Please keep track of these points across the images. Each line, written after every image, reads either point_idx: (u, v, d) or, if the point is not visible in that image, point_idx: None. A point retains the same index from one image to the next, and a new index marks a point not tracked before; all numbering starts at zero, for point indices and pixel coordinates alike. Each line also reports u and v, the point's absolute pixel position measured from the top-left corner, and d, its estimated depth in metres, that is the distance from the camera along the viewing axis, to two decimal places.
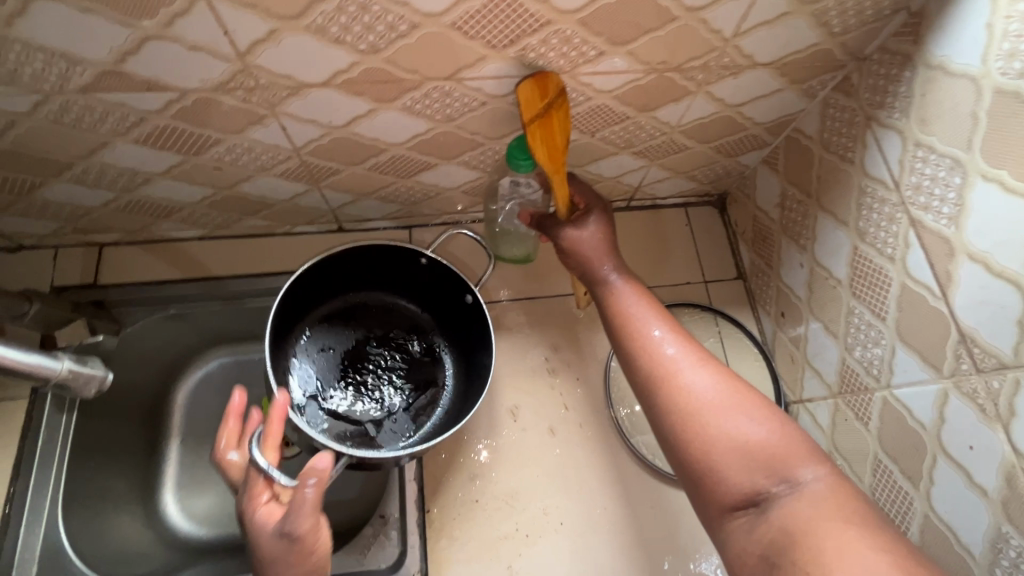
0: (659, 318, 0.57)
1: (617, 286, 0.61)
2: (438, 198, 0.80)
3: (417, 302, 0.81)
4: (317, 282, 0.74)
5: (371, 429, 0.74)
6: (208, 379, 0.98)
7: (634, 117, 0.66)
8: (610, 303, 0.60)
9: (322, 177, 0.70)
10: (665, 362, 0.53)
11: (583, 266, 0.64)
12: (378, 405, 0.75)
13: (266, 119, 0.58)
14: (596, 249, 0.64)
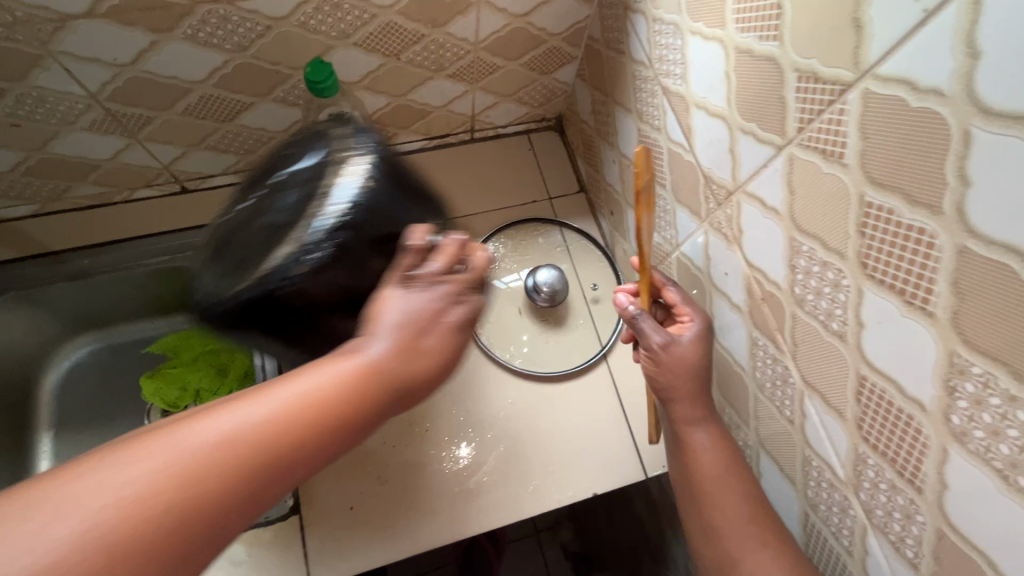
0: (735, 475, 0.55)
1: (689, 426, 0.58)
2: (275, 145, 0.81)
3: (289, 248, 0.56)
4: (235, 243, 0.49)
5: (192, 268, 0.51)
6: (79, 366, 0.97)
7: (429, 35, 0.70)
8: (693, 466, 0.57)
9: (136, 127, 0.71)
10: (738, 550, 0.52)
11: (668, 405, 0.59)
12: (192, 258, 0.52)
13: (44, 61, 0.60)
14: (682, 388, 0.58)
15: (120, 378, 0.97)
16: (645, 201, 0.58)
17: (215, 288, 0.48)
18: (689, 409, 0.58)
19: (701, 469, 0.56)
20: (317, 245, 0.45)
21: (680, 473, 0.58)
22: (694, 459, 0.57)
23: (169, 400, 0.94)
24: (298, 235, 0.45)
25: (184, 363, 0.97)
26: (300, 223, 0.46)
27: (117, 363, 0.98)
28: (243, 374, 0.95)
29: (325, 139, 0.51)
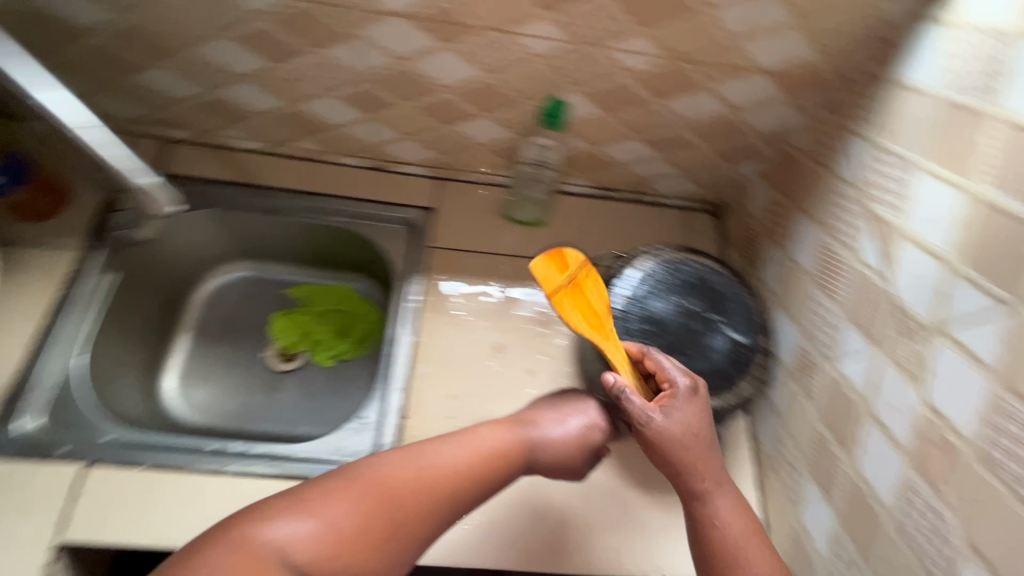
0: (755, 542, 0.58)
1: (708, 496, 0.61)
2: (471, 153, 0.90)
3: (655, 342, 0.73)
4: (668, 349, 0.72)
5: (649, 316, 0.74)
6: (226, 287, 1.07)
7: (649, 102, 0.77)
8: (705, 535, 0.59)
9: (376, 107, 0.81)
10: None
11: (672, 475, 0.63)
12: (648, 317, 0.73)
13: (345, 38, 0.70)
14: (683, 459, 0.62)
15: (256, 308, 1.06)
16: (575, 284, 0.68)
17: (630, 350, 0.71)
18: (699, 479, 0.61)
19: (729, 538, 0.58)
20: None
21: (695, 545, 0.60)
22: (714, 532, 0.59)
23: (288, 341, 1.04)
24: (690, 376, 0.70)
25: (312, 314, 1.07)
26: (688, 326, 0.73)
27: (257, 293, 1.08)
28: (358, 341, 1.05)
29: (750, 328, 0.73)
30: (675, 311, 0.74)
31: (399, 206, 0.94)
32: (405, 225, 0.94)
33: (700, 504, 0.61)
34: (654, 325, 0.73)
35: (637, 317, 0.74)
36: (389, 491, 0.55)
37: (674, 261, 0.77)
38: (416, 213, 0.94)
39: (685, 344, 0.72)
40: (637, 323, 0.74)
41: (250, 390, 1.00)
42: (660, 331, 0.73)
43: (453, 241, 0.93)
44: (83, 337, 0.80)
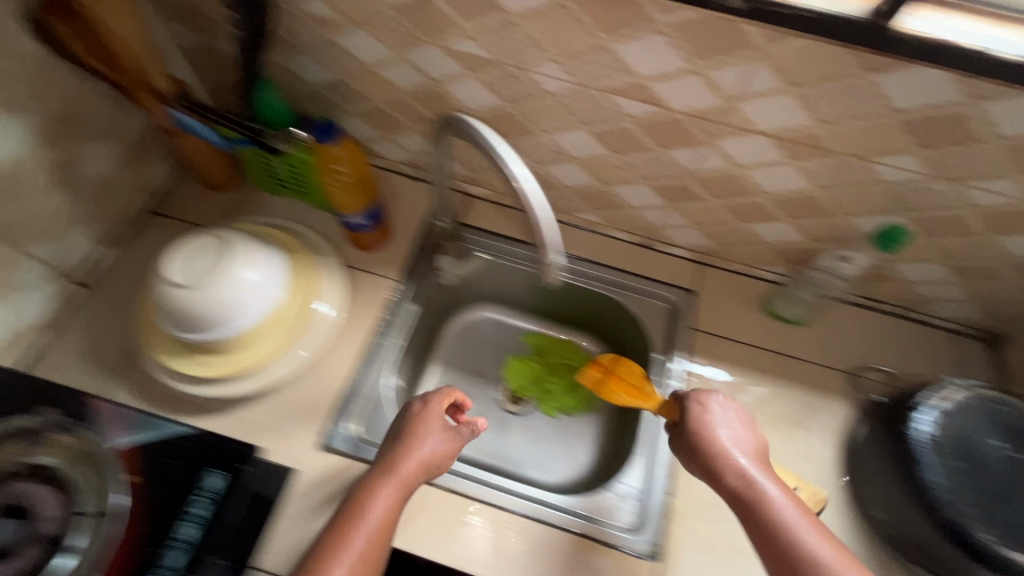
0: (827, 543, 0.59)
1: (796, 529, 0.60)
2: (749, 248, 0.94)
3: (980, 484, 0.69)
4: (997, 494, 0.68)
5: (968, 453, 0.71)
6: (471, 324, 1.18)
7: (979, 235, 0.76)
8: (800, 551, 0.58)
9: (683, 198, 0.88)
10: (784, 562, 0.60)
11: (748, 507, 0.63)
12: (966, 454, 0.71)
13: (697, 144, 0.77)
14: (762, 481, 0.64)
15: (494, 348, 1.17)
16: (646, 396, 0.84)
17: (943, 484, 0.69)
18: (775, 492, 0.63)
19: (801, 539, 0.59)
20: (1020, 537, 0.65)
21: (768, 551, 0.60)
22: (785, 529, 0.60)
23: (520, 386, 1.13)
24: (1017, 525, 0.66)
25: (543, 364, 1.14)
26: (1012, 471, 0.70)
27: (496, 335, 1.18)
28: (584, 400, 1.11)
29: None
30: (994, 453, 0.71)
31: (663, 284, 0.99)
32: (666, 304, 0.98)
33: (769, 503, 0.62)
34: (976, 464, 0.70)
35: (954, 453, 0.71)
36: (378, 530, 0.65)
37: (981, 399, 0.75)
38: (678, 293, 0.99)
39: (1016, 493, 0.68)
40: (957, 459, 0.71)
41: (484, 425, 1.09)
42: (984, 473, 0.70)
43: (714, 327, 0.97)
44: (390, 354, 0.92)
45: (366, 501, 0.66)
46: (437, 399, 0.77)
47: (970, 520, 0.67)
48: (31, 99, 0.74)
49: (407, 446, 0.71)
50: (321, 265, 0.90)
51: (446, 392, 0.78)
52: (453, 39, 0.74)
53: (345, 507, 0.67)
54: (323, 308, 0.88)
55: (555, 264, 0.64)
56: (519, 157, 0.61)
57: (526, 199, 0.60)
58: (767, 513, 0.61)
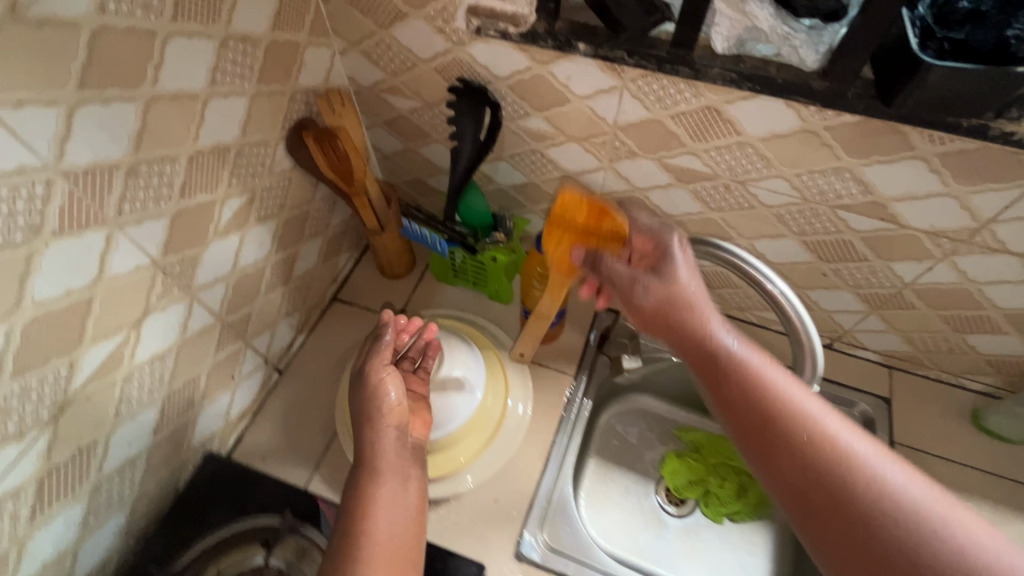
0: (894, 464, 0.49)
1: (781, 384, 0.55)
2: (955, 355, 0.88)
3: None
4: None
5: None
6: (624, 414, 1.15)
7: None
8: (837, 453, 0.50)
9: (890, 306, 0.84)
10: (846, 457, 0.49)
11: (783, 418, 0.53)
12: None
13: (929, 259, 0.74)
14: (771, 372, 0.56)
15: (648, 441, 1.12)
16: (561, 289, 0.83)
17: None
18: (800, 396, 0.54)
19: (841, 441, 0.50)
20: None
21: (801, 468, 0.50)
22: (805, 440, 0.51)
23: (680, 485, 1.06)
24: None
25: (704, 463, 1.08)
26: None
27: (649, 427, 1.14)
28: (755, 506, 1.04)
29: None
30: None
31: (853, 389, 0.94)
32: (859, 412, 0.93)
33: (796, 412, 0.53)
34: None
35: None
36: (389, 513, 0.62)
37: None
38: (871, 400, 0.93)
39: None
40: None
41: (645, 526, 1.04)
42: None
43: (916, 440, 0.90)
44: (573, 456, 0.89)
45: (376, 488, 0.63)
46: (389, 330, 0.76)
47: None
48: (273, 208, 0.80)
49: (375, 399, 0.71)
50: (510, 361, 0.94)
51: (395, 324, 0.76)
52: (674, 155, 0.76)
53: (347, 506, 0.62)
54: (515, 407, 0.90)
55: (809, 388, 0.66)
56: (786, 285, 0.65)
57: (796, 326, 0.64)
58: (782, 407, 0.53)
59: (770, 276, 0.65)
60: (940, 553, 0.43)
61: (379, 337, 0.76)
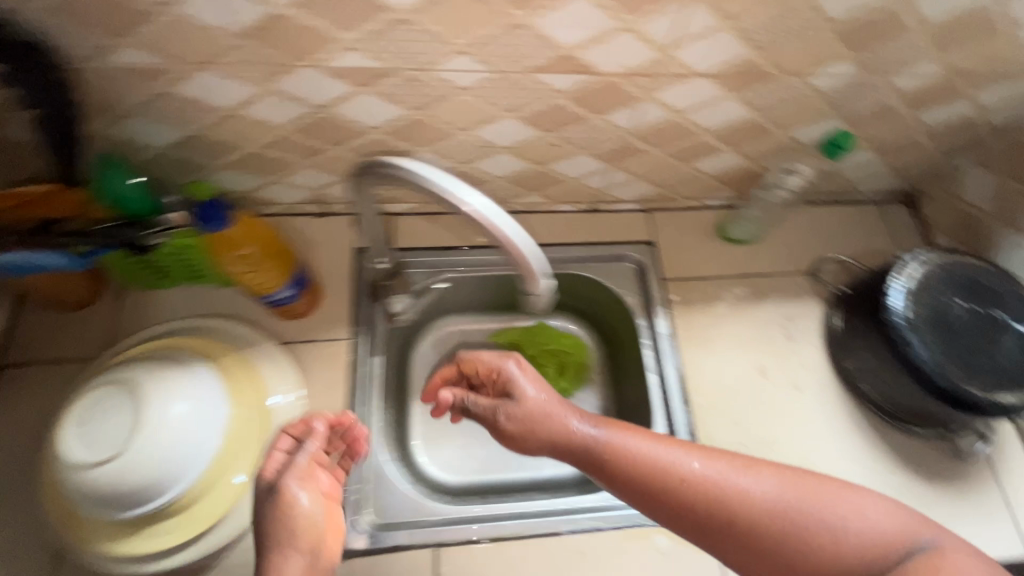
0: (744, 473, 0.58)
1: (622, 444, 0.62)
2: (694, 184, 0.93)
3: (957, 339, 0.76)
4: (971, 347, 0.75)
5: (941, 314, 0.77)
6: (438, 344, 1.09)
7: (903, 115, 0.81)
8: (722, 509, 0.56)
9: (625, 158, 0.83)
10: (691, 475, 0.58)
11: (671, 488, 0.58)
12: (941, 317, 0.77)
13: (636, 102, 0.71)
14: (652, 449, 0.61)
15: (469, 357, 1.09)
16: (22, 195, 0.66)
17: (935, 359, 0.74)
18: (755, 483, 0.57)
19: (738, 503, 0.56)
20: (997, 382, 0.74)
21: (631, 488, 0.61)
22: (760, 504, 0.56)
23: None
24: (998, 372, 0.74)
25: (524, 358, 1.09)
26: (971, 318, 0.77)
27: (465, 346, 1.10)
28: (576, 377, 1.08)
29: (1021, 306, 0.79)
30: (964, 307, 0.78)
31: (623, 244, 0.97)
32: (633, 265, 0.96)
33: (740, 492, 0.57)
34: (952, 324, 0.77)
35: (933, 321, 0.77)
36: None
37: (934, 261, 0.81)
38: (639, 249, 0.97)
39: (980, 339, 0.76)
40: (935, 327, 0.76)
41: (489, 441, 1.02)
42: (957, 331, 0.76)
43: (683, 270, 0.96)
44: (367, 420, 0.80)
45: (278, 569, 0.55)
46: (284, 443, 0.64)
47: (967, 383, 0.73)
48: None
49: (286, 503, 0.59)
50: (263, 361, 0.77)
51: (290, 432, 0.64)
52: (334, 56, 0.61)
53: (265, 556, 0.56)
54: (281, 402, 0.76)
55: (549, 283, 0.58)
56: (472, 189, 0.54)
57: (490, 227, 0.54)
58: (655, 475, 0.59)
59: (454, 189, 0.54)
60: (851, 550, 0.53)
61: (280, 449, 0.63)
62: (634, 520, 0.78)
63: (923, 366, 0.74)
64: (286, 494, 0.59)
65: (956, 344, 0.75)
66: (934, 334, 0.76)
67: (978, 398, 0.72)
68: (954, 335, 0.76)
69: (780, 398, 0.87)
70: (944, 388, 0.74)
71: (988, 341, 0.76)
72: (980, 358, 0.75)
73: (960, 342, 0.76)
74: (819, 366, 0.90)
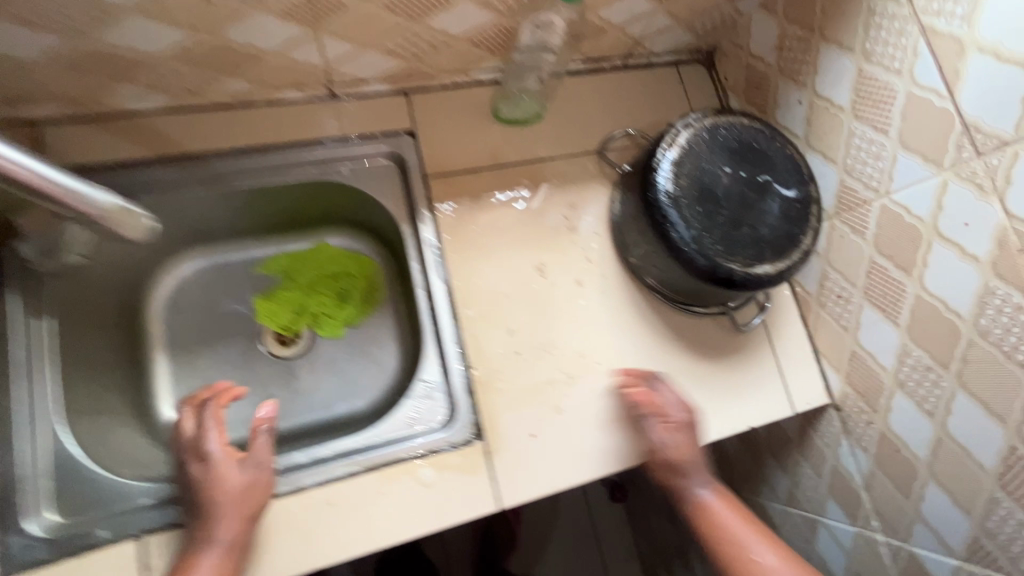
0: (736, 514, 0.69)
1: (722, 526, 0.68)
2: (444, 52, 0.76)
3: (718, 208, 0.68)
4: (731, 215, 0.68)
5: (705, 185, 0.69)
6: (186, 285, 0.89)
7: None
8: (733, 565, 0.66)
9: (323, 16, 0.65)
10: (730, 534, 0.68)
11: (714, 550, 0.68)
12: (703, 188, 0.69)
13: None
14: (739, 530, 0.68)
15: (231, 295, 0.91)
16: None
17: (692, 236, 0.67)
18: (764, 554, 0.66)
19: (738, 552, 0.66)
20: (756, 250, 0.68)
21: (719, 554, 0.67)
22: (754, 566, 0.65)
23: (282, 322, 0.92)
24: (756, 243, 0.68)
25: (298, 287, 0.94)
26: (735, 184, 0.70)
27: (224, 283, 0.91)
28: (364, 301, 0.95)
29: (790, 165, 0.72)
30: (728, 173, 0.70)
31: (374, 135, 0.79)
32: (389, 158, 0.80)
33: (760, 568, 0.65)
34: (712, 192, 0.69)
35: (692, 192, 0.68)
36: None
37: (703, 124, 0.72)
38: (396, 140, 0.80)
39: (743, 205, 0.69)
40: (694, 199, 0.68)
41: (264, 386, 0.89)
42: (718, 200, 0.68)
43: (449, 162, 0.80)
44: None
45: (201, 543, 0.59)
46: (213, 421, 0.65)
47: (723, 257, 0.67)
48: None
49: (206, 477, 0.62)
50: None
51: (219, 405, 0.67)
52: None
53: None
54: None
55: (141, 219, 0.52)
56: None
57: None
58: (724, 537, 0.68)
59: None
60: None
61: (184, 428, 0.66)
62: (393, 456, 0.69)
63: (678, 242, 0.67)
64: (219, 471, 0.62)
65: (715, 215, 0.68)
66: (691, 206, 0.68)
67: (734, 270, 0.66)
68: (714, 205, 0.68)
69: (559, 295, 0.78)
70: (700, 265, 0.67)
71: (750, 209, 0.69)
72: (739, 226, 0.68)
73: (719, 212, 0.68)
74: (604, 255, 0.82)
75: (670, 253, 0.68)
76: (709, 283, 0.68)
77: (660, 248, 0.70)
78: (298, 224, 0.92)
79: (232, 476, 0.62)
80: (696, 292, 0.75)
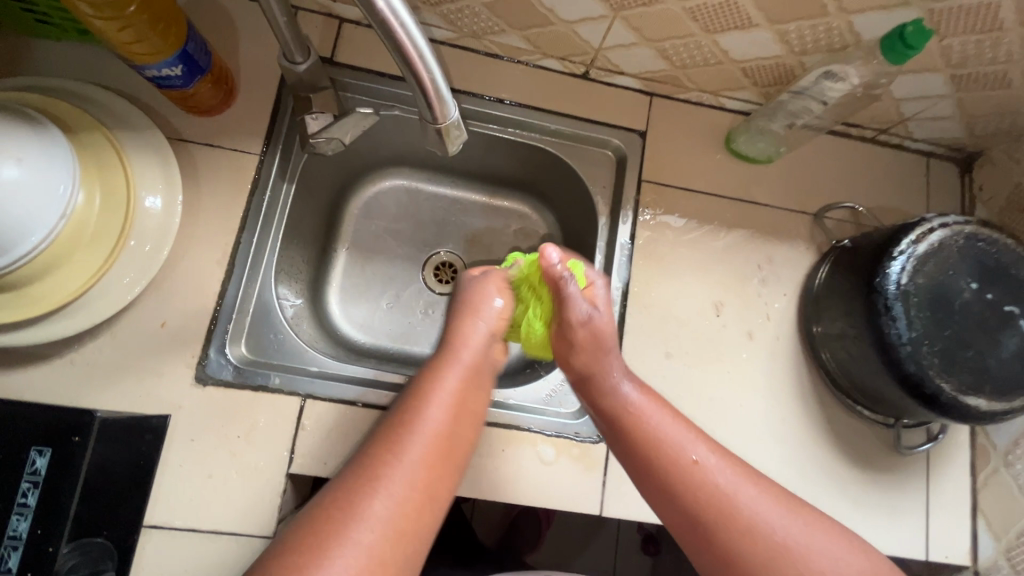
0: (688, 436, 0.57)
1: (653, 423, 0.58)
2: (711, 70, 0.74)
3: (948, 323, 0.63)
4: (959, 335, 0.63)
5: (942, 294, 0.64)
6: (382, 197, 0.96)
7: (1006, 31, 0.60)
8: (702, 493, 0.54)
9: (630, 5, 0.65)
10: (699, 471, 0.54)
11: (676, 487, 0.55)
12: (939, 296, 0.63)
13: None
14: (673, 432, 0.57)
15: (412, 220, 0.97)
16: None
17: (911, 336, 0.62)
18: (679, 436, 0.57)
19: (711, 500, 0.53)
20: (974, 381, 0.62)
21: (672, 497, 0.55)
22: (724, 506, 0.53)
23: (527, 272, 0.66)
24: (978, 373, 0.62)
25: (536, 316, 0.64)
26: (976, 305, 0.64)
27: (411, 209, 0.97)
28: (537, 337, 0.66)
29: None
30: (971, 291, 0.64)
31: (606, 125, 0.81)
32: (609, 152, 0.82)
33: (672, 456, 0.56)
34: (947, 303, 0.63)
35: (926, 296, 0.63)
36: (431, 457, 0.51)
37: (964, 232, 0.65)
38: (624, 137, 0.81)
39: (976, 333, 0.63)
40: (926, 303, 0.63)
41: (408, 310, 0.93)
42: (952, 315, 0.63)
43: (666, 175, 0.80)
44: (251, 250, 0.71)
45: (417, 412, 0.53)
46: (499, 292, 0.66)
47: (937, 374, 0.61)
48: None
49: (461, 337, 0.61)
50: (137, 152, 0.64)
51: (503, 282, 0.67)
52: None
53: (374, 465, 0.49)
54: (154, 203, 0.64)
55: (449, 120, 0.45)
56: None
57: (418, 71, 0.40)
58: (660, 447, 0.56)
59: None
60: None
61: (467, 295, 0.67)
62: (524, 423, 0.72)
63: (893, 343, 0.62)
64: (469, 324, 0.62)
65: (943, 328, 0.63)
66: (920, 310, 0.63)
67: (945, 394, 0.61)
68: (944, 317, 0.63)
69: (727, 340, 0.77)
70: (909, 373, 0.62)
71: (982, 338, 0.63)
72: (964, 349, 0.62)
73: (949, 327, 0.63)
74: (783, 319, 0.78)
75: (877, 348, 0.64)
76: (909, 396, 0.63)
77: (865, 337, 0.66)
78: (490, 177, 0.96)
79: (478, 327, 0.62)
80: (880, 396, 0.69)
